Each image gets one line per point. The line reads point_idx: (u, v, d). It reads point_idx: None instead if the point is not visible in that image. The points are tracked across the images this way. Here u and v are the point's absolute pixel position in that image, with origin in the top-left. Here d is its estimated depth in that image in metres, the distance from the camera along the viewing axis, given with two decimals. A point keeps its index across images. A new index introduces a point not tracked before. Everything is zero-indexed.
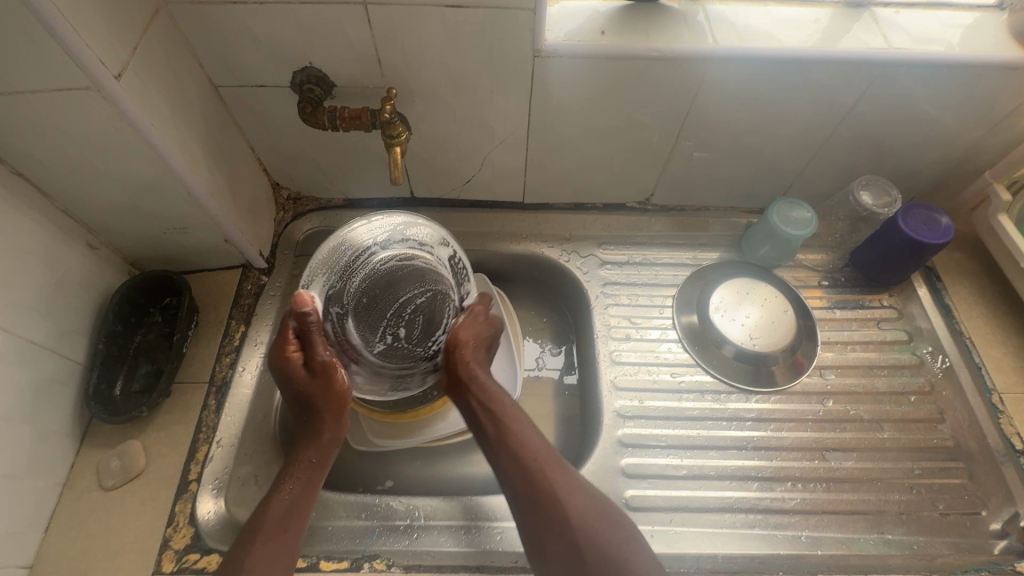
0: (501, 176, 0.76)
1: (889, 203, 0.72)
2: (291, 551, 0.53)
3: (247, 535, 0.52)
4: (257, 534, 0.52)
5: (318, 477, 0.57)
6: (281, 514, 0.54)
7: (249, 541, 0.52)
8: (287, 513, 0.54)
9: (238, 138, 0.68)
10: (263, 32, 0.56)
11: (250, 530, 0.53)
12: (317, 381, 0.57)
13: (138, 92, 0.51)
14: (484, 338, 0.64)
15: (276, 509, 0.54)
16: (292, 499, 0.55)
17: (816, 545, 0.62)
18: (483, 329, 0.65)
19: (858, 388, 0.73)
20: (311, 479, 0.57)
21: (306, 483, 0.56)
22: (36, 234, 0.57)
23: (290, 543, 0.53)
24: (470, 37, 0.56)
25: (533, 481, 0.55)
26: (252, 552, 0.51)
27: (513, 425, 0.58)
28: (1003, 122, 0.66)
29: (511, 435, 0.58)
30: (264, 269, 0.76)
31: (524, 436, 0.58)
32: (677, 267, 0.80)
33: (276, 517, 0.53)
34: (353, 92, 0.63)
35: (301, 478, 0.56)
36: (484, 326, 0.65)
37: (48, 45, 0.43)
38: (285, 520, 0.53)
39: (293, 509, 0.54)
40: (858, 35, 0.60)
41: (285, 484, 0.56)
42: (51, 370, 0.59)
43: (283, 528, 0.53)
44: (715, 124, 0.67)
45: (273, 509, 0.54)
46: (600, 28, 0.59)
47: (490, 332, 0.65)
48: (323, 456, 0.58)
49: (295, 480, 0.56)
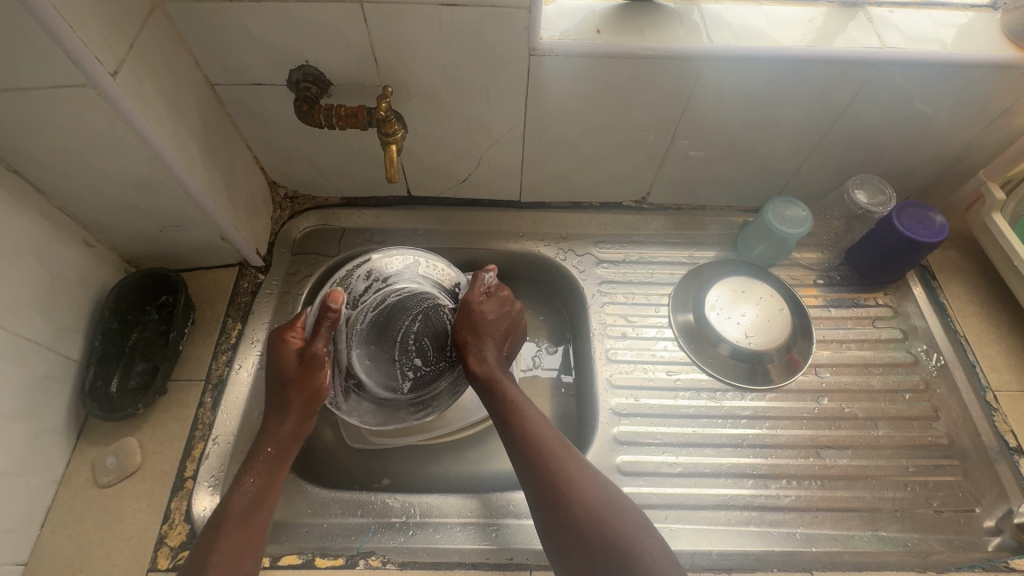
0: (497, 175, 0.76)
1: (883, 203, 0.73)
2: (256, 544, 0.52)
3: (209, 531, 0.51)
4: (221, 530, 0.51)
5: (280, 468, 0.56)
6: (244, 507, 0.53)
7: (212, 536, 0.51)
8: (250, 505, 0.53)
9: (235, 136, 0.68)
10: (260, 30, 0.56)
11: (213, 526, 0.52)
12: (299, 370, 0.58)
13: (135, 90, 0.51)
14: (487, 318, 0.65)
15: (239, 502, 0.53)
16: (254, 492, 0.54)
17: (811, 541, 0.63)
18: (479, 306, 0.65)
19: (853, 386, 0.73)
20: (273, 471, 0.56)
21: (269, 474, 0.55)
22: (32, 231, 0.57)
23: (254, 536, 0.52)
24: (466, 36, 0.56)
25: (539, 467, 0.55)
26: (216, 546, 0.50)
27: (524, 416, 0.58)
28: (997, 121, 0.67)
29: (522, 426, 0.58)
30: (260, 267, 0.76)
31: (534, 426, 0.58)
32: (673, 266, 0.81)
33: (239, 511, 0.52)
34: (349, 90, 0.63)
35: (264, 470, 0.55)
36: (485, 304, 0.65)
37: (44, 42, 0.43)
38: (249, 513, 0.53)
39: (256, 501, 0.54)
40: (852, 34, 0.61)
41: (247, 477, 0.55)
42: (48, 367, 0.59)
43: (247, 521, 0.52)
44: (711, 123, 0.68)
45: (236, 503, 0.53)
46: (596, 27, 0.60)
47: (494, 312, 0.65)
48: (285, 446, 0.57)
49: (257, 472, 0.55)
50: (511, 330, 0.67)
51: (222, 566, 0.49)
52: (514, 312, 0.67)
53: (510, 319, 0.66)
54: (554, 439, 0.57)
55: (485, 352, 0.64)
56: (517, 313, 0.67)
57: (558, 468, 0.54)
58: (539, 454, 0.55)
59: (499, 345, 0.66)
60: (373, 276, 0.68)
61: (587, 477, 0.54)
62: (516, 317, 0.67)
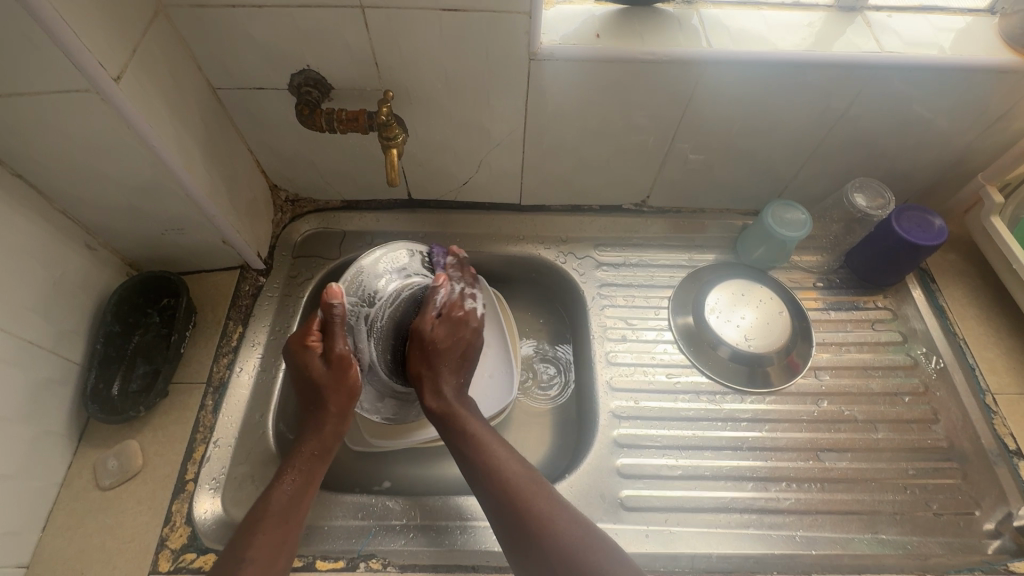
0: (498, 178, 0.76)
1: (882, 206, 0.74)
2: (291, 543, 0.53)
3: (247, 525, 0.52)
4: (259, 525, 0.52)
5: (319, 469, 0.58)
6: (285, 504, 0.54)
7: (251, 531, 0.51)
8: (289, 504, 0.54)
9: (236, 140, 0.68)
10: (261, 35, 0.56)
11: (252, 520, 0.52)
12: (330, 373, 0.59)
13: (137, 95, 0.51)
14: (439, 346, 0.63)
15: (279, 499, 0.54)
16: (294, 491, 0.55)
17: (810, 544, 0.63)
18: (429, 333, 0.64)
19: (853, 389, 0.73)
20: (312, 471, 0.57)
21: (309, 475, 0.56)
22: (34, 235, 0.57)
23: (291, 535, 0.53)
24: (467, 41, 0.57)
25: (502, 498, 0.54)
26: (253, 543, 0.51)
27: (488, 448, 0.57)
28: (995, 124, 0.67)
29: (486, 458, 0.57)
30: (262, 270, 0.76)
31: (499, 458, 0.57)
32: (673, 269, 0.81)
33: (278, 508, 0.53)
34: (351, 94, 0.64)
35: (303, 470, 0.56)
36: (436, 330, 0.64)
37: (48, 48, 0.44)
38: (287, 511, 0.53)
39: (295, 500, 0.54)
40: (850, 39, 0.61)
41: (287, 476, 0.56)
42: (50, 370, 0.59)
43: (285, 520, 0.53)
44: (711, 126, 0.68)
45: (275, 499, 0.54)
46: (596, 32, 0.60)
47: (445, 338, 0.64)
48: (325, 448, 0.58)
49: (297, 471, 0.56)
50: (467, 353, 0.65)
51: (258, 562, 0.50)
52: (468, 330, 0.66)
53: (461, 340, 0.65)
54: (513, 466, 0.56)
55: (441, 385, 0.62)
56: (471, 328, 0.66)
57: (518, 493, 0.54)
58: (498, 485, 0.55)
59: (457, 372, 0.64)
60: (382, 275, 0.68)
61: (551, 499, 0.54)
62: (472, 335, 0.66)
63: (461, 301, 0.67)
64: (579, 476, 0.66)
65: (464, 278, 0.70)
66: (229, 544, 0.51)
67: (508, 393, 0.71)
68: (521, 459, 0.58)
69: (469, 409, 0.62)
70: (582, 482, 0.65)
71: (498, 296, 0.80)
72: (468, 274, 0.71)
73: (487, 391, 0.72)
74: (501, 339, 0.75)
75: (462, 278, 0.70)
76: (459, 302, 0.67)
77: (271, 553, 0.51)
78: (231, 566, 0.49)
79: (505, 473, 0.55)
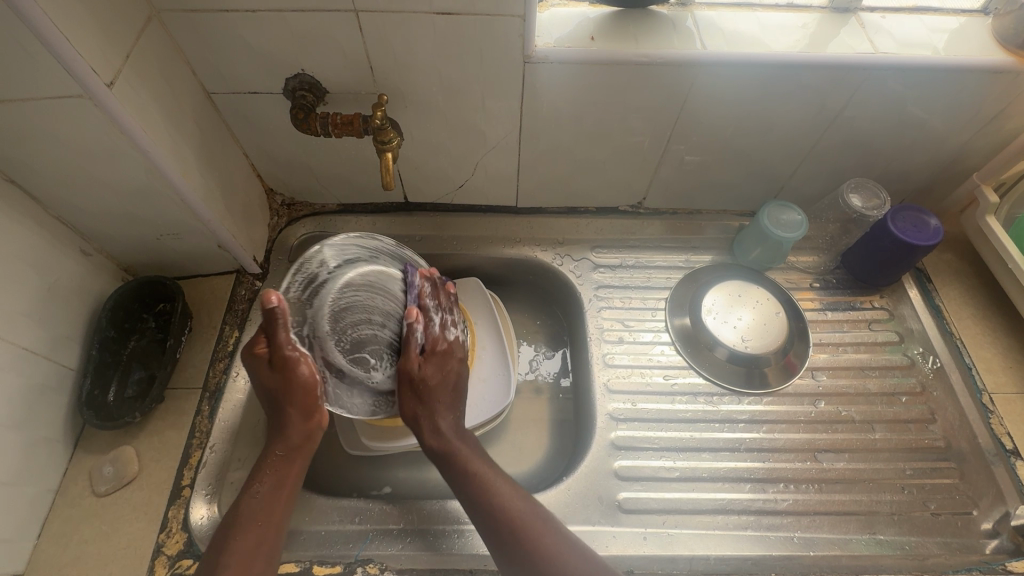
0: (494, 181, 0.76)
1: (878, 206, 0.73)
2: (268, 544, 0.52)
3: (224, 530, 0.52)
4: (234, 530, 0.52)
5: (292, 468, 0.56)
6: (257, 508, 0.53)
7: (227, 536, 0.52)
8: (259, 507, 0.53)
9: (231, 144, 0.68)
10: (256, 39, 0.56)
11: (228, 526, 0.52)
12: (277, 376, 0.57)
13: (131, 100, 0.51)
14: (429, 384, 0.59)
15: (251, 504, 0.53)
16: (264, 493, 0.54)
17: (809, 546, 0.63)
18: (417, 373, 0.58)
19: (850, 389, 0.73)
20: (283, 473, 0.56)
21: (281, 476, 0.56)
22: (28, 240, 0.57)
23: (266, 539, 0.52)
24: (460, 43, 0.57)
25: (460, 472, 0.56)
26: (226, 549, 0.51)
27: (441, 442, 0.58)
28: (990, 124, 0.67)
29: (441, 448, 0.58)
30: (258, 274, 0.76)
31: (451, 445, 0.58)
32: (670, 270, 0.81)
33: (249, 511, 0.53)
34: (345, 98, 0.63)
35: (272, 472, 0.56)
36: (424, 369, 0.59)
37: (40, 55, 0.44)
38: (260, 515, 0.53)
39: (268, 504, 0.54)
40: (845, 40, 0.61)
41: (258, 480, 0.55)
42: (45, 376, 0.59)
43: (259, 523, 0.53)
44: (706, 127, 0.68)
45: (246, 504, 0.54)
46: (590, 34, 0.60)
47: (435, 377, 0.59)
48: (292, 447, 0.57)
49: (267, 473, 0.55)
50: (458, 384, 0.61)
51: (233, 565, 0.50)
52: (456, 361, 0.61)
53: (450, 373, 0.60)
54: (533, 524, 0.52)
55: (439, 421, 0.58)
56: (458, 359, 0.62)
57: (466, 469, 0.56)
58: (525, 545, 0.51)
59: (453, 408, 0.60)
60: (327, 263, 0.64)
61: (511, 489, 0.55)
62: (460, 367, 0.62)
63: (442, 333, 0.62)
64: (577, 478, 0.66)
65: (446, 304, 0.64)
66: (208, 552, 0.52)
67: (507, 394, 0.71)
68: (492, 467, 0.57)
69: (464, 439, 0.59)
70: (580, 484, 0.65)
71: (496, 299, 0.80)
72: (445, 294, 0.65)
73: (484, 394, 0.71)
74: (500, 341, 0.75)
75: (444, 302, 0.64)
76: (441, 334, 0.62)
77: (247, 558, 0.51)
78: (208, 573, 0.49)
79: (518, 520, 0.52)
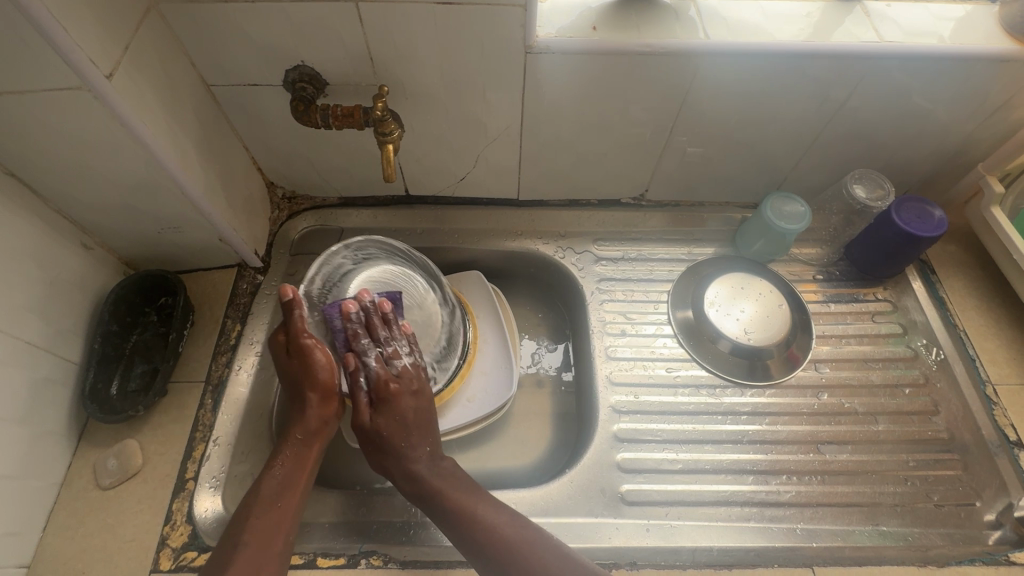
0: (495, 174, 0.76)
1: (883, 197, 0.72)
2: (286, 525, 0.53)
3: (242, 511, 0.53)
4: (251, 510, 0.53)
5: (310, 453, 0.58)
6: (276, 488, 0.54)
7: (246, 515, 0.52)
8: (278, 489, 0.54)
9: (231, 136, 0.68)
10: (256, 31, 0.56)
11: (246, 506, 0.53)
12: (296, 361, 0.59)
13: (130, 92, 0.51)
14: (386, 435, 0.58)
15: (269, 484, 0.54)
16: (284, 475, 0.55)
17: (811, 537, 0.63)
18: (371, 426, 0.59)
19: (853, 381, 0.73)
20: (302, 456, 0.57)
21: (299, 458, 0.57)
22: (29, 233, 0.57)
23: (285, 518, 0.53)
24: (462, 34, 0.56)
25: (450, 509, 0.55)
26: (246, 528, 0.51)
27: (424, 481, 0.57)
28: (996, 114, 0.66)
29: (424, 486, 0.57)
30: (259, 268, 0.76)
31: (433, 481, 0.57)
32: (672, 263, 0.81)
33: (269, 492, 0.54)
34: (346, 89, 0.63)
35: (292, 455, 0.57)
36: (376, 420, 0.59)
37: (40, 48, 0.44)
38: (277, 495, 0.54)
39: (285, 485, 0.55)
40: (849, 29, 0.60)
41: (277, 462, 0.56)
42: (48, 370, 0.59)
43: (278, 502, 0.53)
44: (708, 118, 0.67)
45: (266, 485, 0.54)
46: (592, 24, 0.59)
47: (388, 424, 0.59)
48: (311, 432, 0.58)
49: (286, 455, 0.57)
50: (419, 419, 0.60)
51: (251, 545, 0.50)
52: (407, 397, 0.60)
53: (403, 412, 0.59)
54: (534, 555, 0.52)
55: (407, 465, 0.58)
56: (409, 393, 0.60)
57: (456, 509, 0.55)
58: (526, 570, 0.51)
59: (422, 442, 0.59)
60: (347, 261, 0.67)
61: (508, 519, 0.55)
62: (415, 400, 0.60)
63: (388, 369, 0.61)
64: (580, 470, 0.66)
65: (384, 337, 0.62)
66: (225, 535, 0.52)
67: (509, 386, 0.71)
68: (481, 496, 0.57)
69: (522, 537, 0.53)
70: (582, 477, 0.65)
71: (497, 292, 0.80)
72: (380, 325, 0.62)
73: (486, 387, 0.71)
74: (501, 334, 0.75)
75: (380, 336, 0.62)
76: (385, 370, 0.60)
77: (265, 535, 0.51)
78: (227, 551, 0.50)
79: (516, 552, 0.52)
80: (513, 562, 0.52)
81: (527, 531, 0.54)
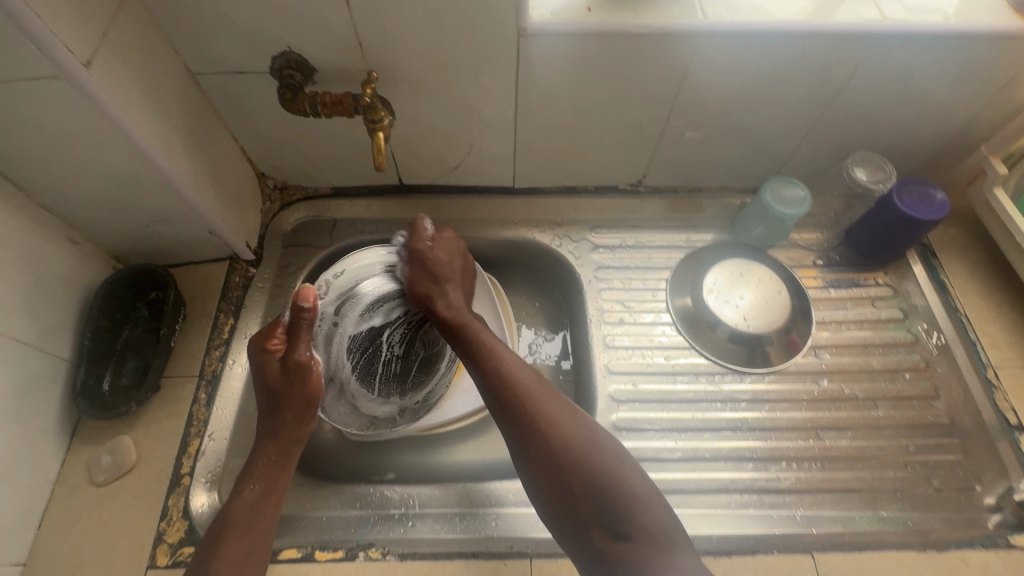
0: (491, 161, 0.75)
1: (883, 179, 0.72)
2: (260, 549, 0.53)
3: (214, 537, 0.52)
4: (224, 536, 0.52)
5: (280, 474, 0.57)
6: (246, 511, 0.53)
7: (217, 540, 0.52)
8: (251, 511, 0.54)
9: (218, 126, 0.66)
10: (240, 17, 0.54)
11: (218, 529, 0.53)
12: (286, 379, 0.57)
13: (109, 81, 0.49)
14: (437, 266, 0.64)
15: (241, 509, 0.53)
16: (256, 498, 0.54)
17: (811, 523, 0.62)
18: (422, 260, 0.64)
19: (853, 366, 0.73)
20: (275, 478, 0.56)
21: (270, 480, 0.56)
22: (14, 229, 0.56)
23: (257, 543, 0.53)
24: (453, 17, 0.55)
25: (474, 349, 0.58)
26: (219, 554, 0.51)
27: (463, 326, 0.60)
28: (1000, 93, 0.65)
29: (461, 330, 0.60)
30: (251, 260, 0.75)
31: (471, 326, 0.61)
32: (670, 250, 0.80)
33: (241, 516, 0.53)
34: (334, 77, 0.61)
35: (263, 478, 0.56)
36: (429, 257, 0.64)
37: (15, 37, 0.42)
38: (250, 519, 0.53)
39: (259, 507, 0.54)
40: (851, 6, 0.59)
41: (248, 484, 0.55)
42: (37, 367, 0.58)
43: (248, 530, 0.53)
44: (706, 101, 0.66)
45: (237, 509, 0.54)
46: (586, 4, 0.57)
47: (440, 262, 0.64)
48: (285, 452, 0.57)
49: (258, 478, 0.56)
50: (462, 270, 0.66)
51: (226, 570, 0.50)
52: (456, 249, 0.66)
53: (452, 261, 0.65)
54: (545, 403, 0.54)
55: (449, 297, 0.63)
56: (456, 248, 0.66)
57: (482, 348, 0.58)
58: (534, 403, 0.54)
59: (462, 288, 0.65)
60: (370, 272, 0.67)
61: (524, 367, 0.57)
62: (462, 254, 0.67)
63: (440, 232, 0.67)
64: None
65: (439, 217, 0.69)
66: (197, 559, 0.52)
67: None
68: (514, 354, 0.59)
69: (540, 386, 0.56)
70: None
71: (495, 282, 0.79)
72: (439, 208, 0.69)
73: None
74: (500, 324, 0.74)
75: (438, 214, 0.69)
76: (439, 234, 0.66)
77: (238, 560, 0.51)
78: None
79: (528, 392, 0.54)
80: (526, 396, 0.54)
81: (544, 383, 0.56)
